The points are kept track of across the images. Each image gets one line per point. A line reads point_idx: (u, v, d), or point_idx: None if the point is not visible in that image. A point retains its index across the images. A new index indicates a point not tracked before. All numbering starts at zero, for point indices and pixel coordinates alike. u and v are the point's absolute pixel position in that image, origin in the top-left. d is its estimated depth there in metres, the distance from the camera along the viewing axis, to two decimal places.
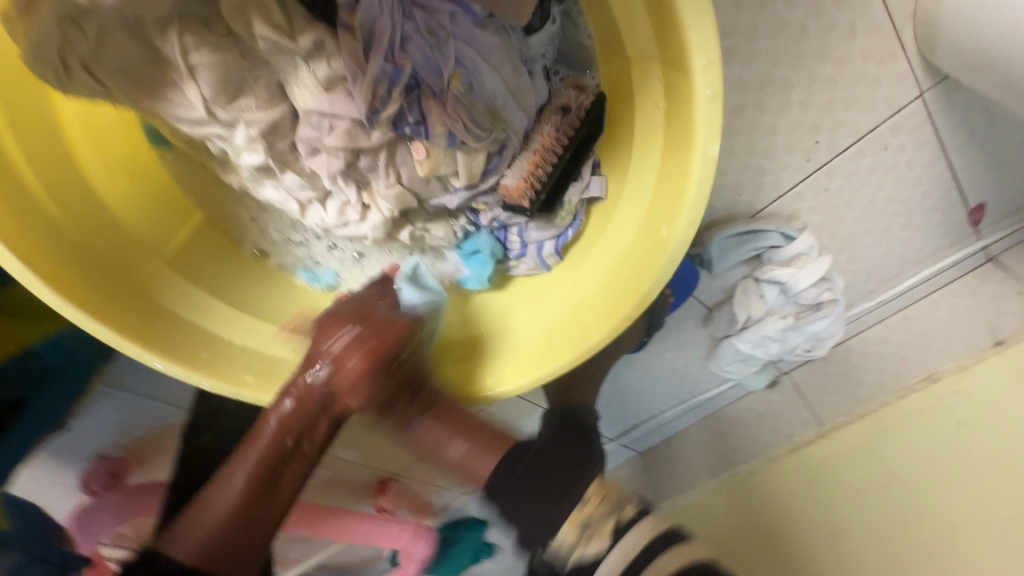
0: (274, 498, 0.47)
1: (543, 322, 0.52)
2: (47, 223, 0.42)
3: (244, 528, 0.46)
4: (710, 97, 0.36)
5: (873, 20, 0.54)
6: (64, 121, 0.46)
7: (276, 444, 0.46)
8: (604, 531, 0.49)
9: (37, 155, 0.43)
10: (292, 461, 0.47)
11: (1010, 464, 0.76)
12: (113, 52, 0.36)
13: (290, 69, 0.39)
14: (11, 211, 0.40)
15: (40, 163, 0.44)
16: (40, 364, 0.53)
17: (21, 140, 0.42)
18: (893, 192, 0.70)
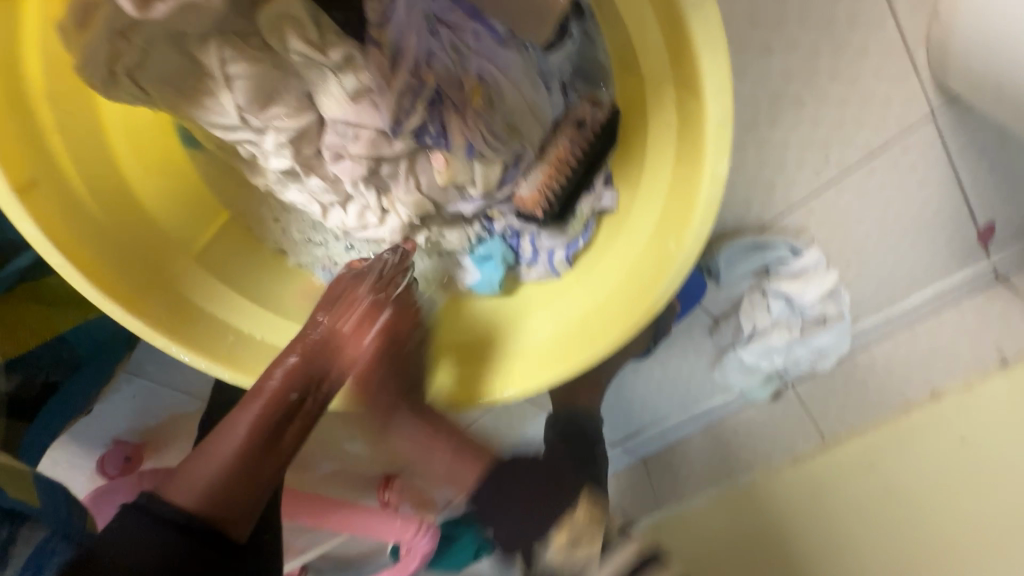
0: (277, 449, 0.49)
1: (546, 329, 0.55)
2: (88, 220, 0.46)
3: (244, 485, 0.47)
4: (721, 120, 0.37)
5: (886, 42, 0.56)
6: (107, 125, 0.49)
7: (282, 396, 0.48)
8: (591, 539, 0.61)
9: (81, 158, 0.47)
10: (296, 416, 0.49)
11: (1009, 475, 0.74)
12: (156, 61, 0.38)
13: (319, 81, 0.41)
14: (57, 208, 0.43)
15: (81, 162, 0.47)
16: (72, 352, 0.55)
17: (67, 143, 0.46)
18: (901, 210, 0.71)
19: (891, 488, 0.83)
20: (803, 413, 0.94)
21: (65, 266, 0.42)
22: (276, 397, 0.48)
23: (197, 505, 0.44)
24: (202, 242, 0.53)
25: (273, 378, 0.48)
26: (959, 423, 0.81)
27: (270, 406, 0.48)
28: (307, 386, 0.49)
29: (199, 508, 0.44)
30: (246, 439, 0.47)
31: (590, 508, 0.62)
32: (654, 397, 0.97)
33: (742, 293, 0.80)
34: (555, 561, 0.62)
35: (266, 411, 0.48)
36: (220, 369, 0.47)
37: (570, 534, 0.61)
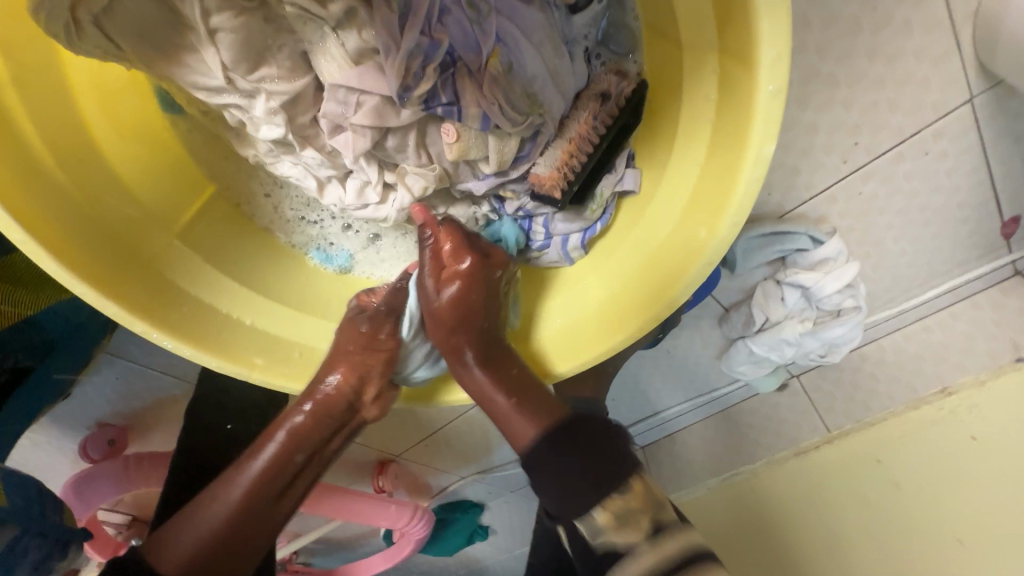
0: (269, 517, 0.49)
1: (568, 314, 0.51)
2: (54, 190, 0.40)
3: (233, 545, 0.47)
4: (773, 93, 0.33)
5: (931, 17, 0.51)
6: (75, 86, 0.45)
7: (282, 460, 0.49)
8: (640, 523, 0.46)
9: (45, 120, 0.42)
10: (293, 480, 0.50)
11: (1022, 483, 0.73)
12: (126, 10, 0.34)
13: (317, 40, 0.37)
14: (14, 175, 0.38)
15: (45, 123, 0.42)
16: (43, 335, 0.50)
17: (29, 105, 0.41)
18: (927, 200, 0.68)
19: (897, 485, 0.84)
20: (808, 406, 0.92)
21: (29, 243, 0.37)
22: (275, 462, 0.49)
23: (179, 567, 0.46)
24: (186, 219, 0.50)
25: (275, 442, 0.49)
26: (977, 422, 0.79)
27: (266, 472, 0.48)
28: (305, 451, 0.50)
29: (177, 574, 0.45)
30: (240, 504, 0.47)
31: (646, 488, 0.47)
32: (657, 386, 0.96)
33: (756, 283, 0.77)
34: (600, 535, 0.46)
35: (268, 475, 0.49)
36: (207, 356, 0.43)
37: (614, 515, 0.46)
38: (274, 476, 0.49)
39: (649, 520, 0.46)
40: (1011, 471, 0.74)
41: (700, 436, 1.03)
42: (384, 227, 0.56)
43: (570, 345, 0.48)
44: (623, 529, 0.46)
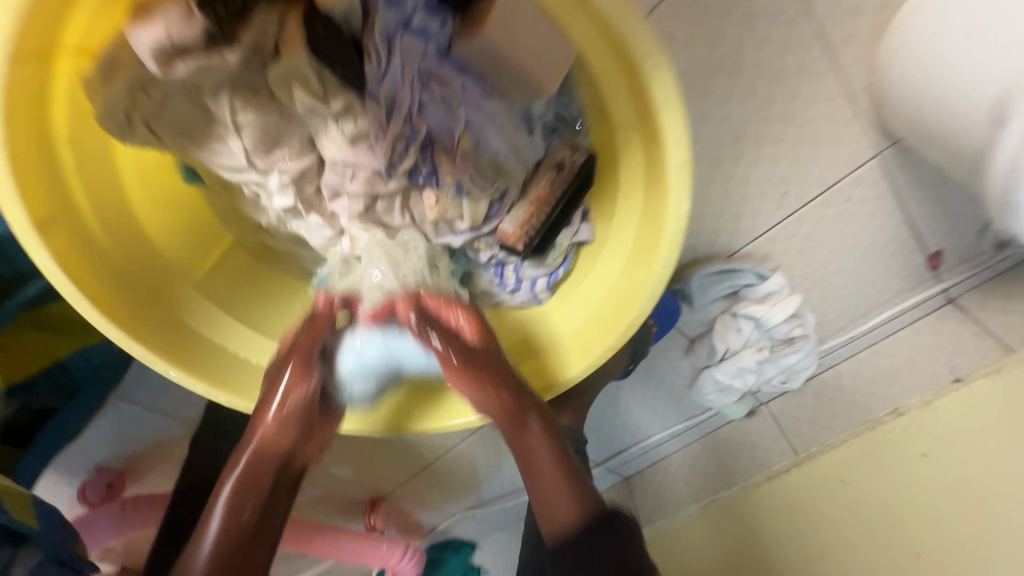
0: (254, 557, 0.47)
1: (536, 350, 0.58)
2: (87, 239, 0.45)
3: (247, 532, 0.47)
4: (681, 165, 0.40)
5: (832, 89, 0.61)
6: (120, 158, 0.49)
7: (231, 519, 0.47)
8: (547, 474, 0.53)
9: (88, 178, 0.45)
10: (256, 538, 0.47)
11: (983, 497, 0.76)
12: (170, 111, 0.41)
13: (320, 126, 0.44)
14: (63, 228, 0.42)
15: (92, 191, 0.46)
16: (68, 378, 0.56)
17: (79, 159, 0.44)
18: (857, 238, 0.77)
19: (863, 502, 0.88)
20: (777, 430, 1.01)
21: (69, 290, 0.42)
22: (226, 528, 0.46)
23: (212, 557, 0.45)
24: (202, 272, 0.55)
25: (225, 487, 0.48)
26: (931, 440, 0.84)
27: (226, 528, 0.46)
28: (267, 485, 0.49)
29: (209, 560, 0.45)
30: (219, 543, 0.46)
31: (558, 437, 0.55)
32: (636, 415, 1.02)
33: (715, 316, 0.84)
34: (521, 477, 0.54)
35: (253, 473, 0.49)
36: (219, 393, 0.50)
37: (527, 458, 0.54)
38: (245, 498, 0.48)
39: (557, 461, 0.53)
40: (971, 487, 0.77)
41: (679, 464, 1.11)
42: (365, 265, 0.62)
43: (537, 372, 0.56)
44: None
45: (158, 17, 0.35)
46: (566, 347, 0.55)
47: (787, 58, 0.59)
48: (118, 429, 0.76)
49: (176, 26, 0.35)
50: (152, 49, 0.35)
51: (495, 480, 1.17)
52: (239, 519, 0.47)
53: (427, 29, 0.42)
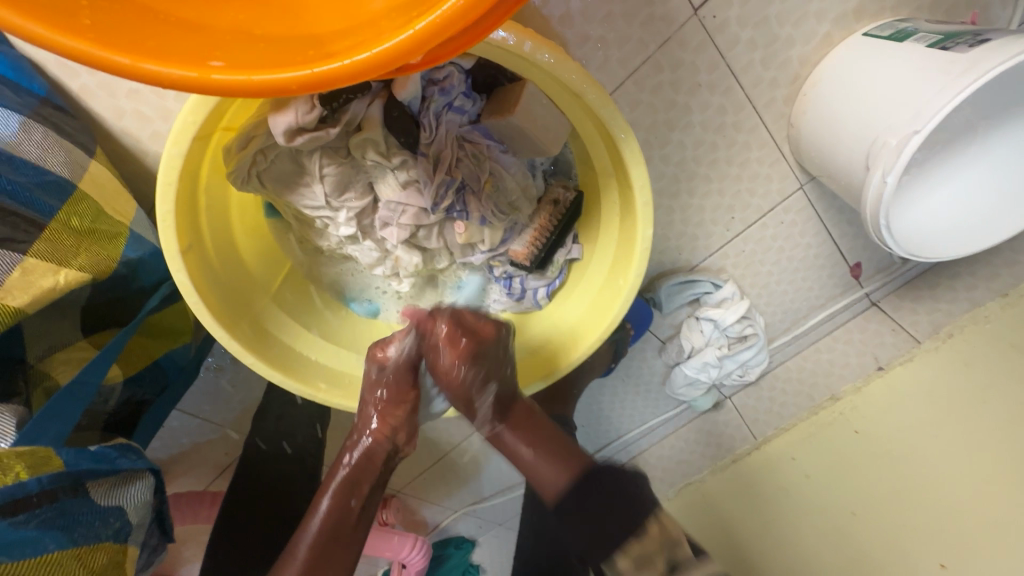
0: (347, 544, 0.65)
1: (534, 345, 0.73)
2: (207, 263, 0.56)
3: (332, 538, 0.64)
4: (645, 203, 0.57)
5: (761, 138, 0.79)
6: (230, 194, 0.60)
7: (342, 506, 0.66)
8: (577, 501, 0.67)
9: (213, 213, 0.56)
10: (358, 524, 0.67)
11: (899, 466, 0.94)
12: (276, 167, 0.55)
13: (381, 174, 0.59)
14: (194, 254, 0.53)
15: (214, 221, 0.57)
16: (162, 375, 0.66)
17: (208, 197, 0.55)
18: (792, 254, 0.94)
19: (806, 476, 1.05)
20: (740, 420, 1.16)
21: (194, 299, 0.53)
22: (333, 511, 0.66)
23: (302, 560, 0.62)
24: (275, 286, 0.67)
25: (329, 497, 0.67)
26: (861, 419, 1.03)
27: (329, 518, 0.65)
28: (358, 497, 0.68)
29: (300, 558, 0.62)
30: (331, 521, 0.65)
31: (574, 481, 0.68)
32: (618, 411, 1.17)
33: (682, 319, 1.01)
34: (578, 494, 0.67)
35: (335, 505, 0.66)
36: (294, 383, 0.61)
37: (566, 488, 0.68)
38: (336, 519, 0.65)
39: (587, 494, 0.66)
40: (889, 460, 0.95)
41: (658, 456, 1.23)
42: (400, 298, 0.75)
43: (543, 363, 0.70)
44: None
45: (289, 108, 0.47)
46: (561, 341, 0.69)
47: (725, 116, 0.76)
48: (171, 429, 0.86)
49: (301, 115, 0.48)
50: (283, 130, 0.48)
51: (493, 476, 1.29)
52: (325, 528, 0.65)
53: (465, 107, 0.56)
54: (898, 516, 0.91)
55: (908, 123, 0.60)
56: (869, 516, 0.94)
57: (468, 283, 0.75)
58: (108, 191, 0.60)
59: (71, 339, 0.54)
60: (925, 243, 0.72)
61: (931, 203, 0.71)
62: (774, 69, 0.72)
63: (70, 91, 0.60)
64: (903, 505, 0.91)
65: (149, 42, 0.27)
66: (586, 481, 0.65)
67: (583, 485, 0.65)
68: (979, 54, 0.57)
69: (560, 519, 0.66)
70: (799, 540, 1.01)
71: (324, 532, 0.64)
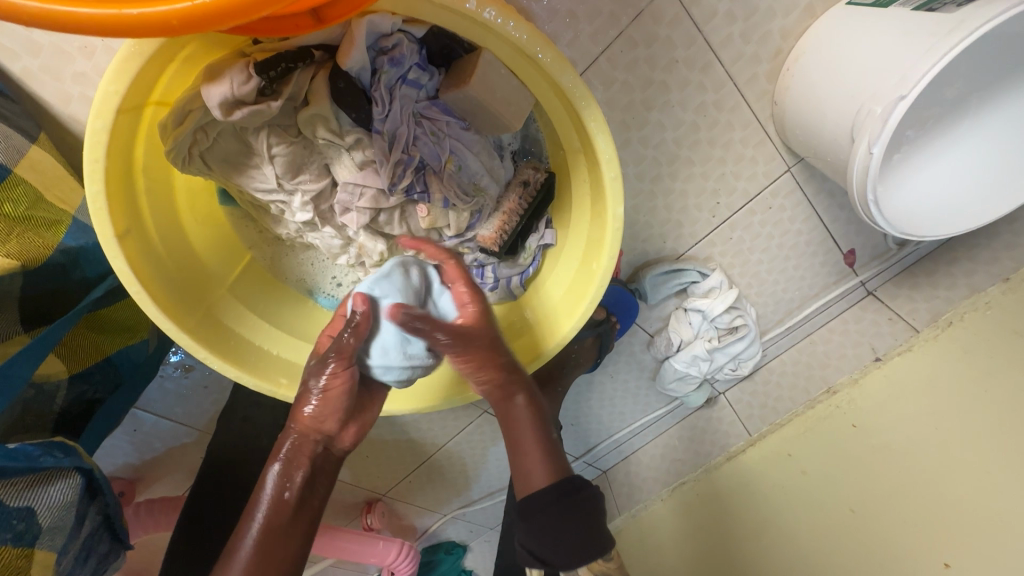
0: (291, 538, 0.58)
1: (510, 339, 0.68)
2: (151, 250, 0.53)
3: (271, 544, 0.56)
4: (613, 178, 0.53)
5: (744, 118, 0.75)
6: (176, 177, 0.57)
7: (278, 497, 0.58)
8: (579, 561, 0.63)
9: (154, 198, 0.53)
10: (299, 512, 0.59)
11: (892, 457, 0.90)
12: (221, 146, 0.52)
13: (336, 155, 0.56)
14: (133, 240, 0.50)
15: (158, 206, 0.54)
16: (114, 371, 0.63)
17: (147, 180, 0.51)
18: (782, 241, 0.90)
19: (803, 472, 1.01)
20: (734, 417, 1.14)
21: (135, 288, 0.50)
22: (270, 506, 0.57)
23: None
24: (233, 277, 0.63)
25: (265, 490, 0.58)
26: (859, 413, 0.98)
27: (267, 513, 0.57)
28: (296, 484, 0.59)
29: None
30: (265, 520, 0.56)
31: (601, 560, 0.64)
32: (608, 409, 1.12)
33: (669, 311, 0.98)
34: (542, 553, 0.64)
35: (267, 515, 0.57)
36: (248, 378, 0.57)
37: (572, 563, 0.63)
38: (272, 529, 0.56)
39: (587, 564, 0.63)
40: (888, 455, 0.91)
41: (652, 455, 1.21)
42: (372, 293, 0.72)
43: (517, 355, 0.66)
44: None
45: (223, 78, 0.44)
46: (536, 331, 0.66)
47: (706, 94, 0.72)
48: (135, 433, 0.83)
49: (237, 86, 0.45)
50: (218, 103, 0.45)
51: (481, 479, 1.25)
52: (265, 543, 0.56)
53: (420, 80, 0.53)
54: (896, 519, 0.86)
55: (895, 89, 0.56)
56: (867, 513, 0.90)
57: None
58: (50, 178, 0.56)
59: (7, 332, 0.50)
60: (921, 222, 0.68)
61: (921, 180, 0.68)
62: (755, 44, 0.69)
63: (11, 75, 0.57)
64: (893, 494, 0.87)
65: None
66: (570, 495, 0.63)
67: (564, 502, 0.63)
68: (965, 13, 0.54)
69: (523, 521, 0.65)
70: (802, 543, 0.96)
71: (262, 534, 0.56)
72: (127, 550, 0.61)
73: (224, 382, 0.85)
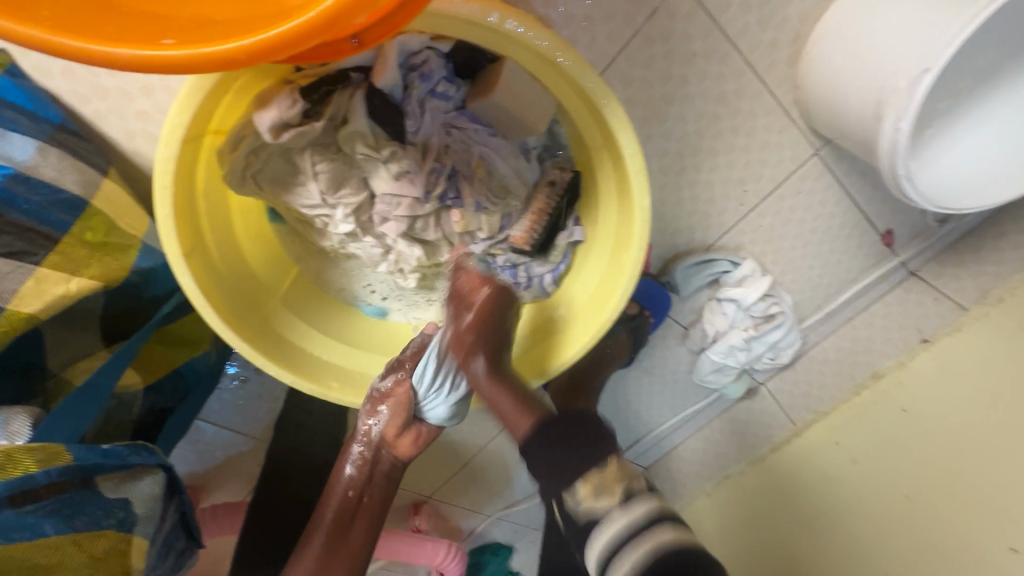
0: (352, 533, 0.70)
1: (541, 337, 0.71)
2: (213, 269, 0.58)
3: (337, 533, 0.69)
4: (638, 171, 0.55)
5: (767, 105, 0.76)
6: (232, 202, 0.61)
7: (343, 498, 0.71)
8: (614, 491, 0.56)
9: (214, 221, 0.58)
10: (359, 514, 0.72)
11: (952, 440, 0.87)
12: (271, 167, 0.56)
13: (373, 168, 0.58)
14: (199, 262, 0.55)
15: (216, 229, 0.59)
16: (182, 382, 0.69)
17: (208, 205, 0.56)
18: (815, 224, 0.89)
19: (853, 459, 0.98)
20: (775, 407, 1.11)
21: (203, 304, 0.55)
22: (339, 505, 0.71)
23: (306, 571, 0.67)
24: (284, 289, 0.68)
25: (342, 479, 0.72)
26: (908, 397, 0.96)
27: (335, 510, 0.71)
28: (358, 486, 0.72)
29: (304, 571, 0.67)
30: (336, 515, 0.70)
31: (621, 463, 0.58)
32: (646, 403, 1.12)
33: (703, 303, 0.98)
34: (582, 510, 0.56)
35: (336, 512, 0.70)
36: (304, 383, 0.62)
37: (593, 487, 0.56)
38: (341, 518, 0.70)
39: (622, 488, 0.56)
40: (941, 436, 0.89)
41: (691, 449, 1.18)
42: (413, 298, 0.75)
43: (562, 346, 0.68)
44: (601, 499, 0.56)
45: (273, 104, 0.49)
46: (568, 330, 0.69)
47: (726, 85, 0.73)
48: (200, 441, 0.89)
49: (284, 110, 0.49)
50: (268, 126, 0.49)
51: (523, 479, 1.26)
52: (328, 537, 0.69)
53: (448, 92, 0.57)
54: (957, 500, 0.83)
55: (917, 62, 0.57)
56: (925, 502, 0.87)
57: (474, 278, 0.74)
58: (121, 208, 0.62)
59: (87, 348, 0.56)
60: (958, 195, 0.67)
61: (954, 151, 0.66)
62: (773, 30, 0.69)
63: (84, 117, 0.63)
64: (952, 476, 0.85)
65: (97, 27, 0.29)
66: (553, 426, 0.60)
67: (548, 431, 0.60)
68: None
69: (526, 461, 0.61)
70: (857, 530, 0.94)
71: (330, 527, 0.70)
72: (201, 547, 0.67)
73: (278, 391, 0.90)
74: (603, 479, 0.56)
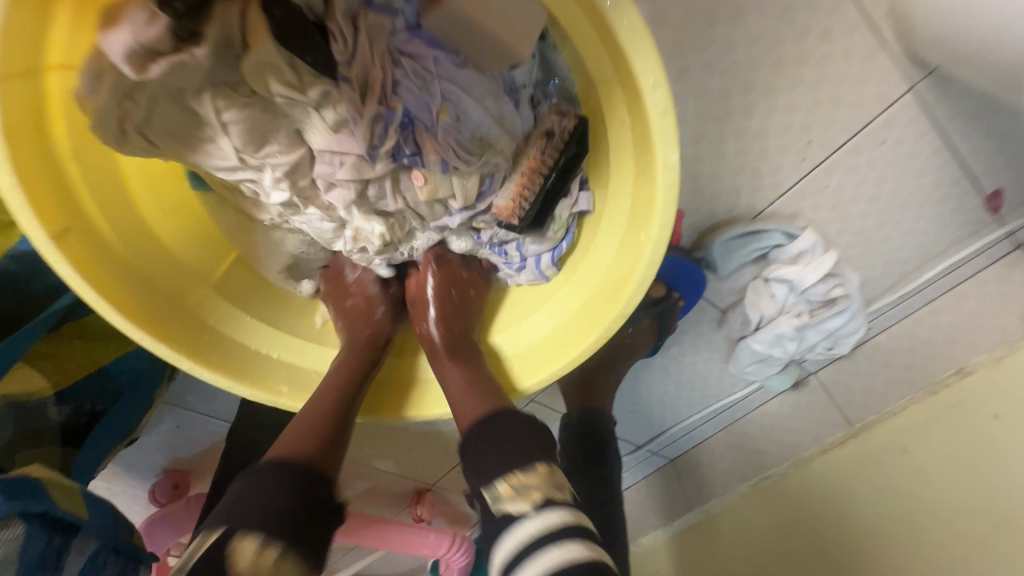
0: (337, 419, 0.50)
1: (517, 345, 0.57)
2: (109, 252, 0.45)
3: (326, 423, 0.49)
4: (663, 112, 0.38)
5: (849, 21, 0.56)
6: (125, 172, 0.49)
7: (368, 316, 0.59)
8: (531, 499, 0.43)
9: (101, 191, 0.46)
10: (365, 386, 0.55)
11: None
12: (160, 116, 0.41)
13: (304, 117, 0.44)
14: (82, 241, 0.43)
15: (108, 202, 0.46)
16: (114, 383, 0.58)
17: (85, 172, 0.44)
18: (898, 185, 0.70)
19: (925, 471, 0.82)
20: (827, 403, 0.94)
21: (96, 297, 0.42)
22: (352, 323, 0.58)
23: (290, 498, 0.42)
24: (219, 274, 0.55)
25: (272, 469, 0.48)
26: (1001, 401, 0.78)
27: (330, 383, 0.52)
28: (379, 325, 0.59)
29: (275, 490, 0.42)
30: (321, 409, 0.50)
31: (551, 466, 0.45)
32: (673, 395, 0.97)
33: (746, 283, 0.80)
34: (493, 493, 0.44)
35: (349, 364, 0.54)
36: (239, 386, 0.50)
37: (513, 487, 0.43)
38: (360, 354, 0.55)
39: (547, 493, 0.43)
40: None
41: (726, 445, 1.04)
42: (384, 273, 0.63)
43: (572, 331, 0.52)
44: (518, 501, 0.43)
45: (125, 21, 0.34)
46: (552, 342, 0.54)
47: None
48: None
49: (141, 29, 0.34)
50: (122, 53, 0.34)
51: None
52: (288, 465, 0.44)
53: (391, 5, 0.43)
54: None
55: None
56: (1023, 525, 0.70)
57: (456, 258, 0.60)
58: None
59: None
60: None
61: None
62: None
63: None
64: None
65: None
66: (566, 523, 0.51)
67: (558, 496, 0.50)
68: None
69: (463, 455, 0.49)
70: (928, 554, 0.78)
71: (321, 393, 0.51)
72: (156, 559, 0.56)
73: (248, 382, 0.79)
74: (524, 482, 0.43)
